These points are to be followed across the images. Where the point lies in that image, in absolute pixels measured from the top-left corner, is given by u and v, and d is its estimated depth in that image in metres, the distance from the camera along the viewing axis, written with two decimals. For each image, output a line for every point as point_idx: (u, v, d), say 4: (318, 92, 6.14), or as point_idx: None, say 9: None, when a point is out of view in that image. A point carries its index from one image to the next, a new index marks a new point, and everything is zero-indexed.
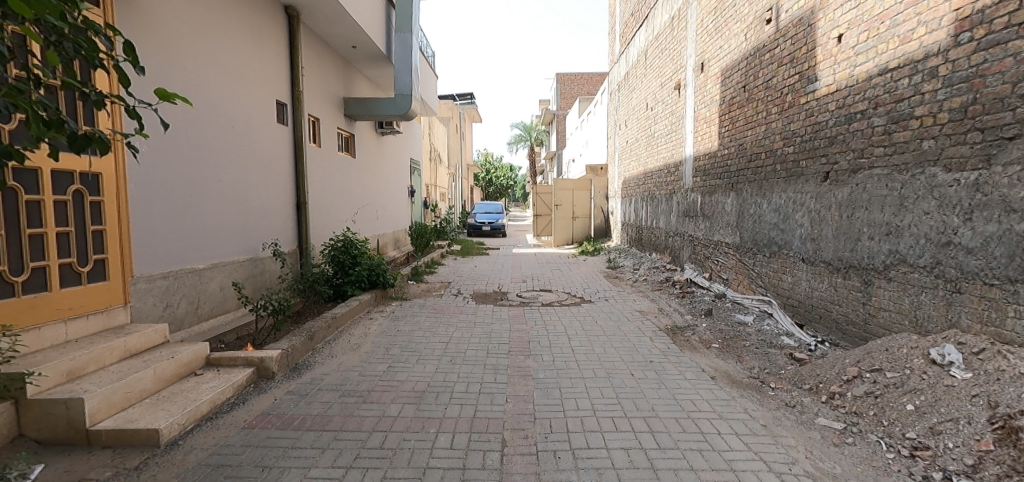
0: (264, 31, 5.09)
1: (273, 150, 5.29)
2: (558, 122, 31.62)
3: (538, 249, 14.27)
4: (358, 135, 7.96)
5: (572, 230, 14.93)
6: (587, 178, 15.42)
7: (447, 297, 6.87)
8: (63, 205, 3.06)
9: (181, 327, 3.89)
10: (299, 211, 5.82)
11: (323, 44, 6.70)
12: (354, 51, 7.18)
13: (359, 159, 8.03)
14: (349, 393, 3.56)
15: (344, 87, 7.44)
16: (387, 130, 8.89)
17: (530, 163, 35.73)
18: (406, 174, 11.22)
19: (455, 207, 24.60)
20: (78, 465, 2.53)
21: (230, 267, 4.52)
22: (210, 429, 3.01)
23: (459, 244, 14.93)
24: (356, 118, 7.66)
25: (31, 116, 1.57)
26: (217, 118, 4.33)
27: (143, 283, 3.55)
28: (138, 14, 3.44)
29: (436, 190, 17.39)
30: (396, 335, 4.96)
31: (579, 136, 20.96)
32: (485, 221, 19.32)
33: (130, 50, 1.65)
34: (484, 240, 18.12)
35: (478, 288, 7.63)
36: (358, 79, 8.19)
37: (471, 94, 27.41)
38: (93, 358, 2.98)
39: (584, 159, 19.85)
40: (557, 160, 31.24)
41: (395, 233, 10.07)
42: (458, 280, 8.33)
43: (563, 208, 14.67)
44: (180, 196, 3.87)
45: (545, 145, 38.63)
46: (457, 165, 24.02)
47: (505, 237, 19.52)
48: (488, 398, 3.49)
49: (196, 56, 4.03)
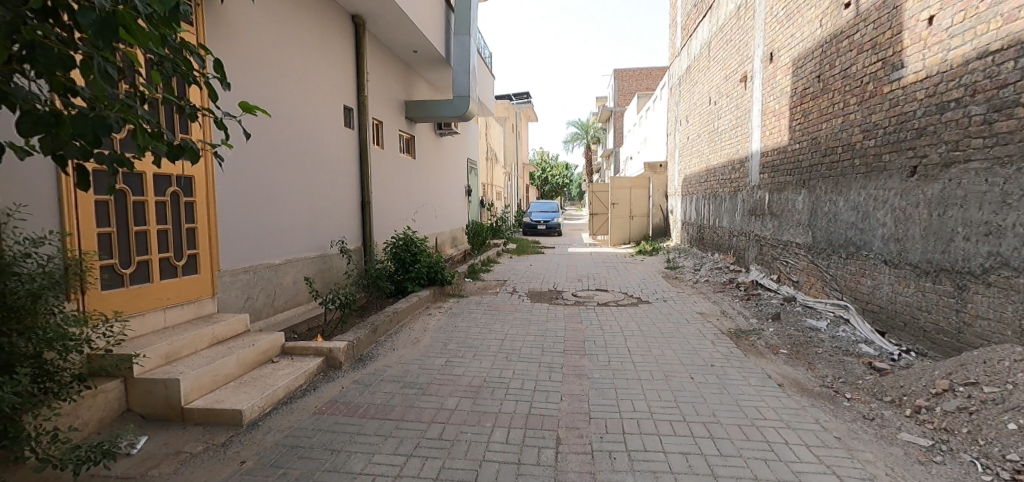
0: (333, 40, 5.38)
1: (341, 153, 5.57)
2: (616, 118, 31.05)
3: (594, 249, 14.10)
4: (419, 136, 8.21)
5: (629, 229, 14.66)
6: (645, 174, 15.04)
7: (503, 295, 6.96)
8: (163, 206, 3.42)
9: (260, 317, 4.22)
10: (363, 210, 6.09)
11: (387, 50, 6.97)
12: (415, 56, 7.42)
13: (419, 160, 8.28)
14: (410, 385, 3.71)
15: (405, 90, 7.70)
16: (446, 131, 9.13)
17: (587, 162, 35.41)
18: (463, 173, 11.46)
19: (511, 207, 24.83)
20: (174, 439, 2.83)
21: (302, 263, 4.84)
22: (285, 413, 3.24)
23: (515, 242, 15.04)
24: (416, 120, 7.90)
25: (139, 129, 1.85)
26: (292, 125, 4.63)
27: (228, 277, 3.90)
28: (225, 33, 3.78)
29: (492, 189, 17.58)
30: (454, 330, 5.10)
31: (638, 134, 20.46)
32: (540, 220, 19.38)
33: (219, 67, 1.86)
34: (539, 238, 18.15)
35: (533, 286, 7.65)
36: (420, 83, 8.49)
37: (527, 93, 27.75)
38: (187, 343, 3.30)
39: (643, 156, 19.37)
40: (614, 158, 30.53)
41: (452, 232, 10.33)
42: (513, 278, 8.41)
43: (620, 207, 14.43)
44: (258, 198, 4.19)
45: (602, 143, 38.02)
46: (513, 163, 24.30)
47: (561, 236, 19.49)
48: (543, 396, 3.50)
49: (274, 68, 4.34)
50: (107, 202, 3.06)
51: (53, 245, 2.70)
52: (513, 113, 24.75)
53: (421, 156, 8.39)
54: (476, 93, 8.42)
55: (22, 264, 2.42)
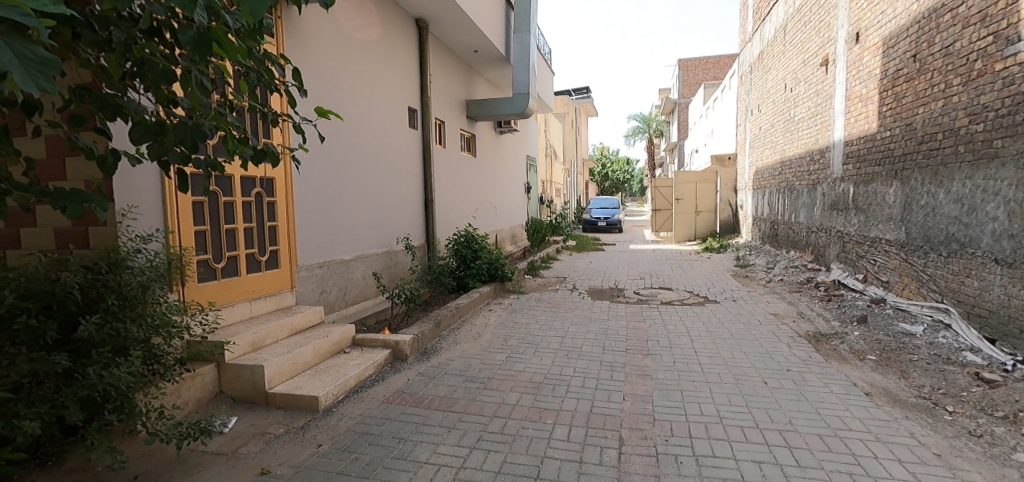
0: (398, 44, 5.57)
1: (405, 153, 5.78)
2: (680, 111, 29.93)
3: (657, 246, 13.69)
4: (479, 134, 8.33)
5: (695, 225, 14.11)
6: (712, 167, 14.39)
7: (563, 292, 6.92)
8: (249, 205, 3.71)
9: (332, 310, 4.49)
10: (427, 208, 6.28)
11: (449, 51, 7.12)
12: (475, 56, 7.54)
13: (479, 158, 8.41)
14: (472, 379, 3.78)
15: (466, 90, 7.84)
16: (505, 129, 9.21)
17: (648, 157, 34.43)
18: (523, 170, 11.51)
19: (570, 204, 24.70)
20: (259, 421, 3.07)
21: (370, 259, 5.07)
22: (357, 400, 3.42)
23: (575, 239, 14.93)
24: (477, 119, 8.02)
25: (228, 135, 2.06)
26: (361, 128, 4.85)
27: (304, 272, 4.17)
28: (301, 43, 4.02)
29: (552, 186, 17.52)
30: (514, 326, 5.14)
31: (704, 126, 19.60)
32: (600, 216, 19.11)
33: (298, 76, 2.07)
34: (599, 235, 17.93)
35: (593, 284, 7.55)
36: (480, 83, 8.62)
37: (587, 87, 27.44)
38: (270, 332, 3.57)
39: (710, 148, 18.53)
40: (678, 152, 29.38)
41: (512, 229, 10.43)
42: (573, 275, 8.35)
43: (685, 202, 13.91)
44: (330, 197, 4.44)
45: (665, 136, 36.77)
46: (572, 159, 24.16)
47: (622, 233, 19.11)
48: (605, 395, 3.45)
49: (344, 74, 4.56)
50: (202, 203, 3.37)
51: (158, 242, 3.01)
52: (573, 108, 24.57)
53: (481, 154, 8.51)
54: (535, 89, 8.41)
55: (134, 259, 2.74)
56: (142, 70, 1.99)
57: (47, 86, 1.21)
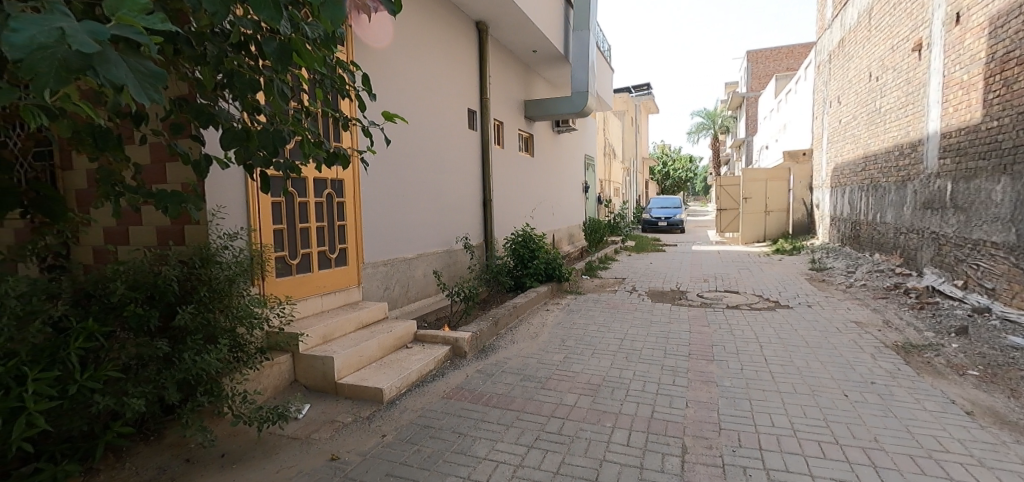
0: (459, 47, 5.70)
1: (465, 154, 5.90)
2: (747, 105, 28.43)
3: (722, 247, 13.09)
4: (537, 134, 8.35)
5: (764, 226, 13.36)
6: (784, 164, 13.52)
7: (622, 293, 6.79)
8: (321, 206, 3.93)
9: (395, 306, 4.67)
10: (485, 208, 6.38)
11: (508, 52, 7.19)
12: (534, 56, 7.56)
13: (537, 158, 8.42)
14: (530, 378, 3.79)
15: (525, 90, 7.89)
16: (563, 128, 9.20)
17: (712, 154, 33.00)
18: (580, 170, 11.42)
19: (629, 204, 24.19)
20: (329, 409, 3.25)
21: (431, 257, 5.23)
22: (419, 394, 3.53)
23: (634, 240, 14.59)
24: (535, 119, 8.05)
25: (305, 140, 2.37)
26: (424, 130, 5.02)
27: (369, 269, 4.37)
28: (369, 51, 4.22)
29: (610, 186, 17.21)
30: (572, 327, 5.10)
31: (776, 121, 18.48)
32: (660, 216, 18.57)
33: (367, 82, 2.30)
34: (659, 236, 17.43)
35: (654, 285, 7.35)
36: (539, 83, 8.64)
37: (647, 84, 26.75)
38: (339, 326, 3.77)
39: (782, 144, 17.45)
40: (746, 149, 27.92)
41: (569, 229, 10.39)
42: (633, 276, 8.16)
43: (753, 202, 13.21)
44: (394, 198, 4.63)
45: (731, 132, 35.06)
46: (631, 158, 23.65)
47: (684, 233, 18.46)
48: (667, 400, 3.35)
49: (408, 78, 4.74)
50: (279, 203, 3.61)
51: (242, 239, 3.25)
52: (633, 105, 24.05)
53: (539, 154, 8.52)
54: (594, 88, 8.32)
55: (222, 254, 2.98)
56: (231, 81, 2.17)
57: (157, 97, 1.33)
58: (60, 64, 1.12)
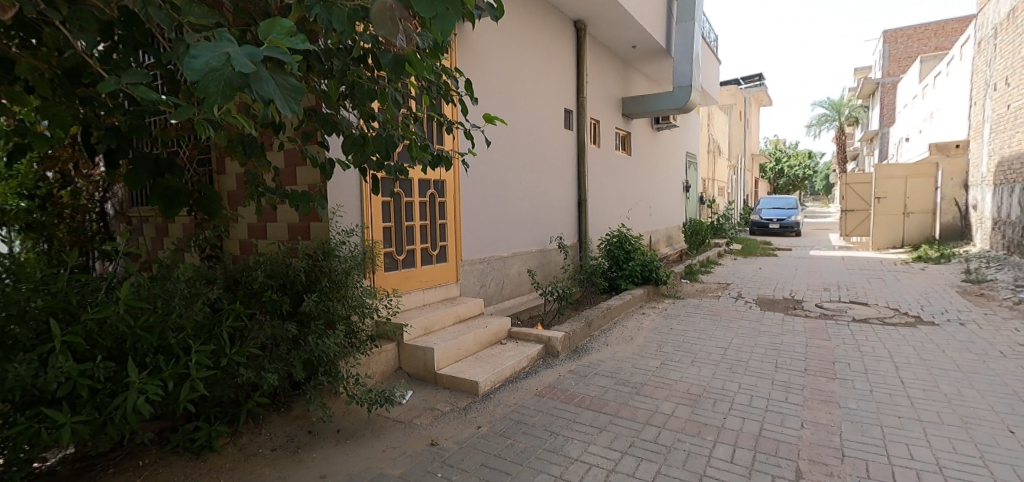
0: (557, 47, 5.72)
1: (561, 154, 5.90)
2: (882, 92, 25.01)
3: (848, 253, 11.65)
4: (634, 133, 8.11)
5: (902, 230, 11.64)
6: (930, 157, 11.68)
7: (726, 299, 6.35)
8: (424, 205, 4.18)
9: (490, 303, 4.83)
10: (579, 208, 6.34)
11: (606, 49, 7.07)
12: (634, 51, 7.35)
13: (634, 157, 8.17)
14: (624, 382, 3.70)
15: (623, 88, 7.71)
16: (663, 126, 8.85)
17: (836, 149, 29.53)
18: (681, 168, 10.88)
19: (736, 204, 22.50)
20: (429, 397, 3.44)
21: (526, 256, 5.32)
22: (512, 390, 3.61)
23: (740, 243, 13.56)
24: (633, 117, 7.82)
25: (412, 144, 2.54)
26: (520, 131, 5.12)
27: (467, 266, 4.56)
28: (472, 56, 4.40)
29: (713, 184, 16.18)
30: (670, 333, 4.88)
31: (920, 108, 16.00)
32: (772, 217, 17.04)
33: (469, 87, 2.40)
34: (770, 239, 16.00)
35: (764, 293, 6.76)
36: (638, 79, 8.39)
37: (759, 75, 24.76)
38: (439, 319, 3.99)
39: (928, 135, 15.08)
40: (879, 141, 24.56)
41: (667, 231, 10.00)
42: (739, 282, 7.59)
43: (888, 202, 11.58)
44: (491, 198, 4.78)
45: (859, 124, 31.06)
46: (739, 154, 21.99)
47: (800, 237, 16.75)
48: (777, 418, 3.07)
49: (507, 82, 4.87)
50: (388, 203, 3.90)
51: (357, 235, 3.57)
52: (742, 98, 22.37)
53: (636, 153, 8.26)
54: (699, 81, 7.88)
55: (340, 249, 3.30)
56: (353, 91, 2.40)
57: (297, 108, 1.49)
58: (225, 83, 1.30)
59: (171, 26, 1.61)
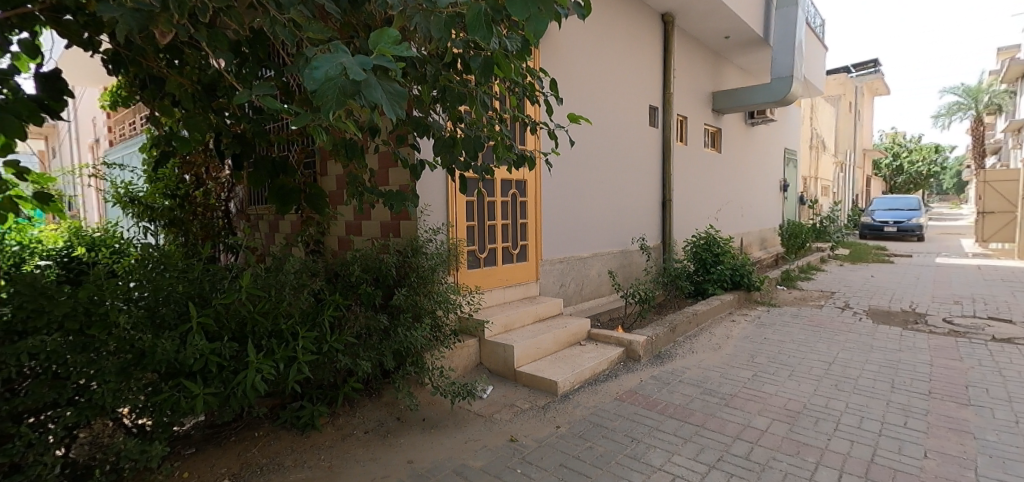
0: (643, 42, 5.56)
1: (645, 152, 5.72)
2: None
3: (984, 261, 10.09)
4: (725, 128, 7.65)
5: None
6: None
7: (830, 309, 5.79)
8: (506, 205, 4.25)
9: (570, 303, 4.81)
10: (663, 208, 6.12)
11: (695, 41, 6.75)
12: (726, 42, 6.95)
13: (724, 154, 7.71)
14: (711, 392, 3.51)
15: (714, 81, 7.31)
16: (758, 120, 8.31)
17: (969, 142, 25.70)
18: (778, 166, 10.08)
19: (842, 205, 20.39)
20: (509, 393, 3.50)
21: (606, 257, 5.23)
22: (592, 392, 3.56)
23: (846, 248, 12.27)
24: (724, 112, 7.39)
25: (498, 145, 2.60)
26: (603, 130, 5.04)
27: (547, 266, 4.58)
28: (557, 56, 4.41)
29: (816, 183, 14.81)
30: (764, 343, 4.54)
31: None
32: (888, 219, 15.24)
33: (554, 87, 2.41)
34: (884, 244, 14.30)
35: (877, 304, 6.06)
36: (731, 71, 7.91)
37: (873, 61, 22.25)
38: (518, 317, 4.04)
39: None
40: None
41: (760, 233, 9.36)
42: (845, 291, 6.88)
43: None
44: (572, 197, 4.76)
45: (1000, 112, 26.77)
46: (847, 150, 19.91)
47: (923, 242, 14.80)
48: (894, 444, 2.74)
49: (591, 80, 4.81)
50: (472, 202, 4.02)
51: (443, 234, 3.72)
52: (852, 88, 20.22)
53: (727, 150, 7.79)
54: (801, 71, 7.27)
55: (427, 246, 3.46)
56: (444, 94, 2.50)
57: (402, 113, 1.56)
58: (340, 91, 1.40)
59: (293, 41, 1.79)
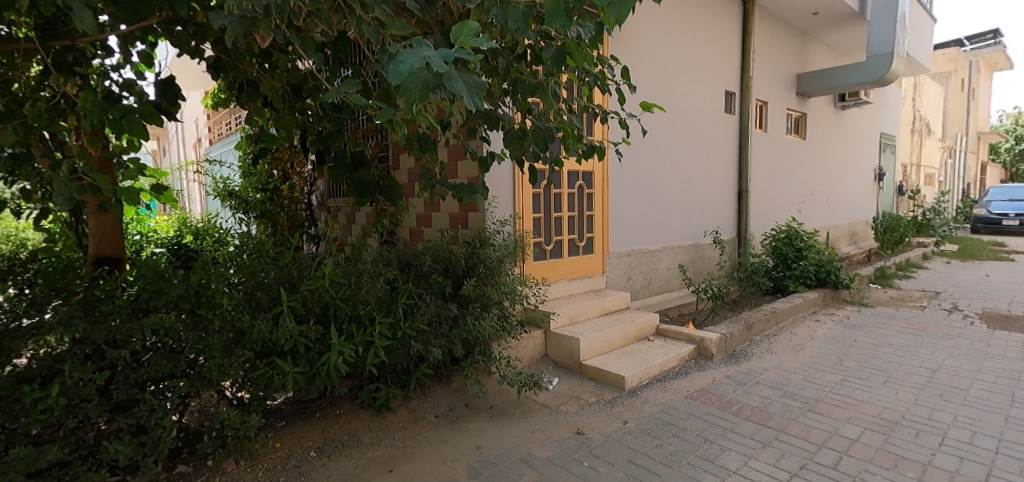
0: (719, 24, 5.27)
1: (720, 141, 5.44)
2: None
3: None
4: (811, 113, 7.09)
5: None
6: None
7: (934, 311, 5.22)
8: (573, 197, 4.21)
9: (637, 297, 4.70)
10: (739, 199, 5.79)
11: (778, 20, 6.30)
12: (814, 19, 6.42)
13: (808, 141, 7.15)
14: (792, 396, 3.29)
15: (799, 62, 6.79)
16: (850, 103, 7.63)
17: None
18: (872, 153, 9.20)
19: (949, 196, 18.25)
20: (575, 386, 3.49)
21: (675, 251, 5.05)
22: (661, 389, 3.46)
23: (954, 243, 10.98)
24: (810, 95, 6.85)
25: (567, 136, 2.58)
26: (676, 118, 4.84)
27: (614, 259, 4.49)
28: (629, 43, 4.29)
29: (918, 171, 13.34)
30: (854, 346, 4.19)
31: None
32: (1008, 211, 13.47)
33: (627, 75, 2.35)
34: (1002, 240, 12.62)
35: (992, 307, 5.38)
36: (819, 50, 7.30)
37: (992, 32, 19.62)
38: (584, 310, 4.01)
39: None
40: None
41: (851, 226, 8.65)
42: (952, 292, 6.17)
43: None
44: (641, 189, 4.63)
45: None
46: (956, 134, 17.75)
47: None
48: (1014, 465, 2.43)
49: (665, 66, 4.64)
50: (539, 194, 4.02)
51: (511, 226, 3.76)
52: (964, 64, 17.97)
53: (812, 136, 7.21)
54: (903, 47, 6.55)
55: (495, 237, 3.51)
56: (515, 86, 2.51)
57: (481, 105, 1.57)
58: (423, 84, 1.44)
59: (377, 39, 1.87)
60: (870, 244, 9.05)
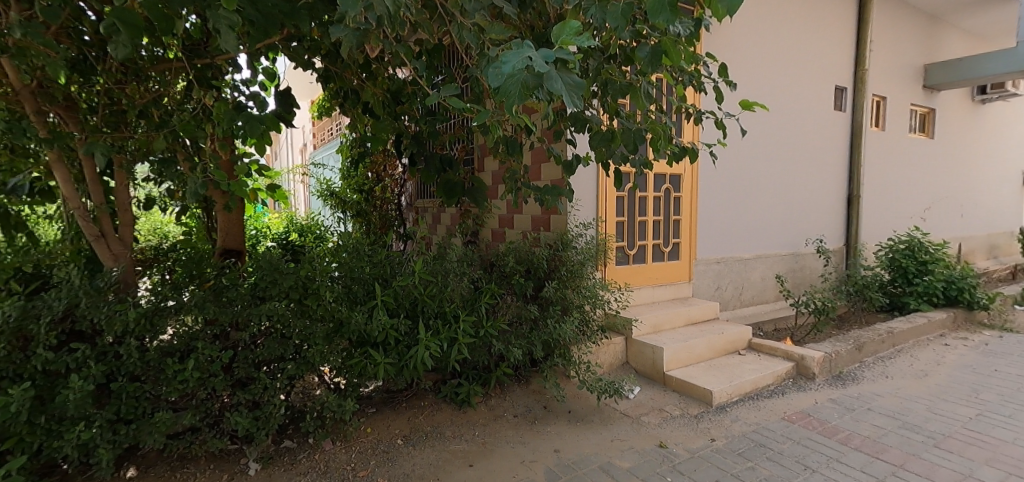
0: (830, 13, 4.82)
1: (828, 141, 4.97)
2: None
3: None
4: (940, 108, 6.26)
5: None
6: None
7: None
8: (659, 200, 4.07)
9: (727, 307, 4.43)
10: (849, 205, 5.26)
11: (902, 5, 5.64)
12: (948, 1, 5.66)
13: (936, 140, 6.31)
14: (913, 427, 2.91)
15: (927, 51, 6.03)
16: (992, 95, 6.63)
17: None
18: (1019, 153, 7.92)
19: None
20: (658, 397, 3.36)
21: (771, 260, 4.69)
22: (753, 407, 3.23)
23: None
24: (941, 87, 6.06)
25: (657, 138, 2.49)
26: (779, 117, 4.50)
27: (701, 266, 4.27)
28: (728, 38, 4.06)
29: None
30: (993, 376, 3.62)
31: None
32: None
33: (725, 72, 2.23)
34: None
35: None
36: (953, 36, 6.43)
37: None
38: (668, 319, 3.85)
39: None
40: None
41: (990, 238, 7.50)
42: None
43: None
44: (736, 192, 4.36)
45: None
46: None
47: None
48: None
49: (768, 61, 4.33)
50: (623, 197, 3.92)
51: (594, 229, 3.72)
52: None
53: (941, 135, 6.36)
54: None
55: (578, 241, 3.48)
56: (605, 88, 2.46)
57: (580, 105, 1.52)
58: (522, 85, 1.44)
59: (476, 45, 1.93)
60: (1014, 260, 7.78)
